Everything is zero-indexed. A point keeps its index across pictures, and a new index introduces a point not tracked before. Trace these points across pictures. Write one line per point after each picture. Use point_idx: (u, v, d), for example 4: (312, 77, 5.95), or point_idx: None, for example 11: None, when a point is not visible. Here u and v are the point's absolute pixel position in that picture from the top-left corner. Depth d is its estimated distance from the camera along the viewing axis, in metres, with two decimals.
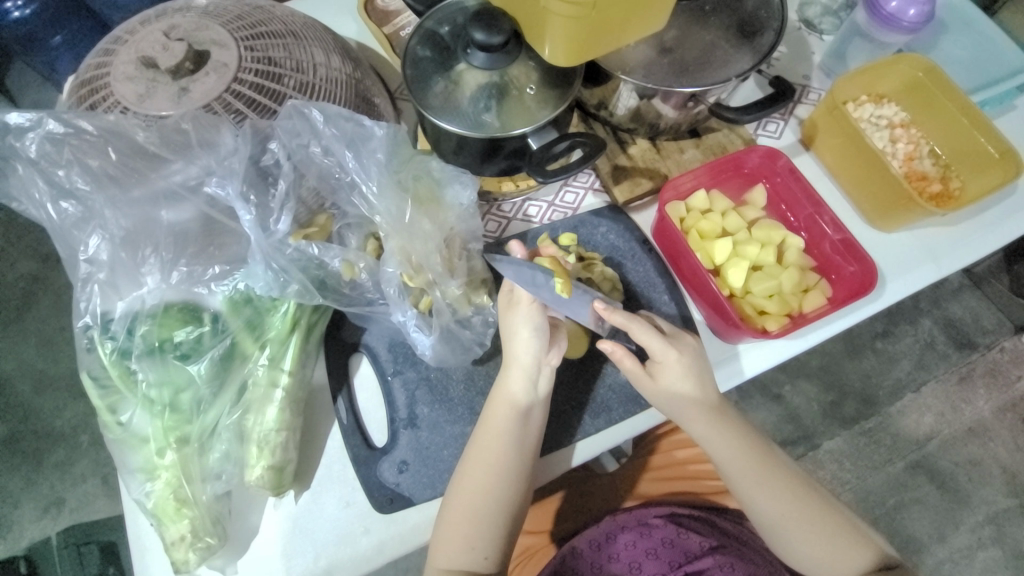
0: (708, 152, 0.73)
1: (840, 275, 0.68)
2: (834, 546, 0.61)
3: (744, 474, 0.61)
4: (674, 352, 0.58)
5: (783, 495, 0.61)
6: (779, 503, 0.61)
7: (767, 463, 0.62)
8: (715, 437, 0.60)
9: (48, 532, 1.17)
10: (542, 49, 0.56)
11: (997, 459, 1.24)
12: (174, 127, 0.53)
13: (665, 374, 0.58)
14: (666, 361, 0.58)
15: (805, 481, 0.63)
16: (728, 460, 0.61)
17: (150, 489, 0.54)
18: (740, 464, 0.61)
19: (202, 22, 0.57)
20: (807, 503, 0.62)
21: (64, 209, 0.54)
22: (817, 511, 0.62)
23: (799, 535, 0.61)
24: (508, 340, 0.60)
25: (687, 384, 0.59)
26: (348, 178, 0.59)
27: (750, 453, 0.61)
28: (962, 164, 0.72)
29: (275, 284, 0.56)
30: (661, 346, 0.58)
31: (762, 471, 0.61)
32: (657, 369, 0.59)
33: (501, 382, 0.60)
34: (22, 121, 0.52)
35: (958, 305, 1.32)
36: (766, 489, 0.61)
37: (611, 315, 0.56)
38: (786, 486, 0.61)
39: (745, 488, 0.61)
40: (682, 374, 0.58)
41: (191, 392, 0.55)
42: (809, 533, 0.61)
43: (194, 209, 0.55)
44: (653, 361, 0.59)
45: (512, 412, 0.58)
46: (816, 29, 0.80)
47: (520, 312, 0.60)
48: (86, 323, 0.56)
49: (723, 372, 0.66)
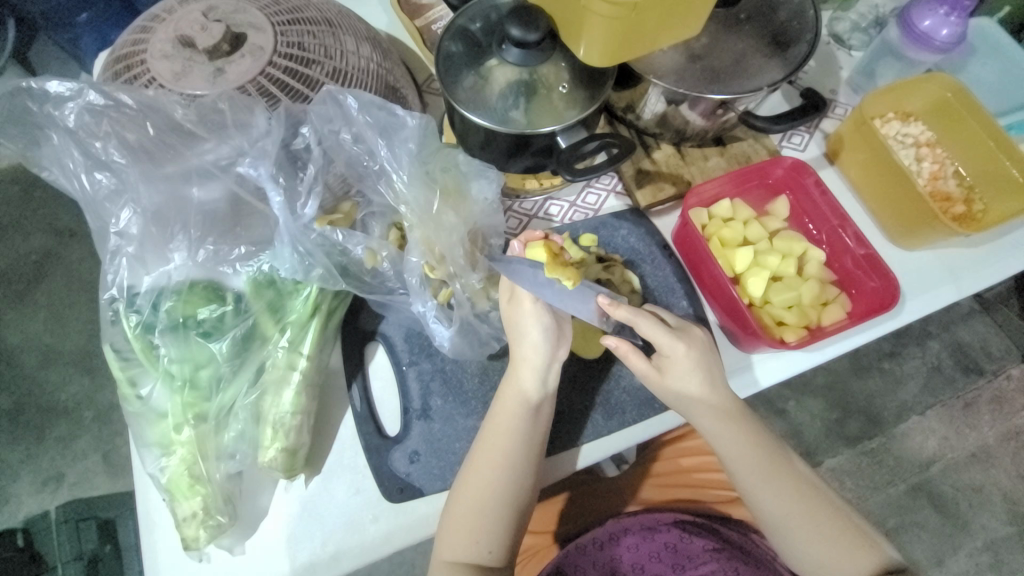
0: (733, 161, 0.73)
1: (861, 290, 0.68)
2: (840, 547, 0.60)
3: (751, 469, 0.60)
4: (682, 345, 0.57)
5: (789, 492, 0.60)
6: (779, 499, 0.60)
7: (773, 458, 0.61)
8: (724, 432, 0.59)
9: (46, 506, 1.17)
10: (577, 48, 0.56)
11: (999, 486, 1.23)
12: (211, 107, 0.53)
13: (675, 370, 0.58)
14: (675, 356, 0.57)
15: (811, 480, 0.63)
16: (736, 455, 0.60)
17: (165, 464, 0.55)
18: (747, 459, 0.60)
19: (242, 4, 0.57)
20: (813, 502, 0.61)
21: (97, 180, 0.55)
22: (822, 510, 0.61)
23: (805, 534, 0.60)
24: (517, 337, 0.59)
25: (698, 375, 0.58)
26: (376, 167, 0.60)
27: (757, 447, 0.60)
28: (986, 186, 0.72)
29: (300, 268, 0.56)
30: (668, 340, 0.57)
31: (769, 467, 0.60)
32: (665, 362, 0.58)
33: (508, 377, 0.60)
34: (62, 90, 0.52)
35: (967, 329, 1.32)
36: (772, 485, 0.60)
37: (616, 310, 0.56)
38: (789, 483, 0.61)
39: (746, 480, 0.60)
40: (692, 366, 0.58)
41: (210, 369, 0.55)
42: (815, 532, 0.60)
43: (224, 188, 0.56)
44: (661, 355, 0.58)
45: (522, 409, 0.58)
46: (845, 45, 0.80)
47: (522, 308, 0.59)
48: (112, 295, 0.56)
49: (741, 380, 0.66)
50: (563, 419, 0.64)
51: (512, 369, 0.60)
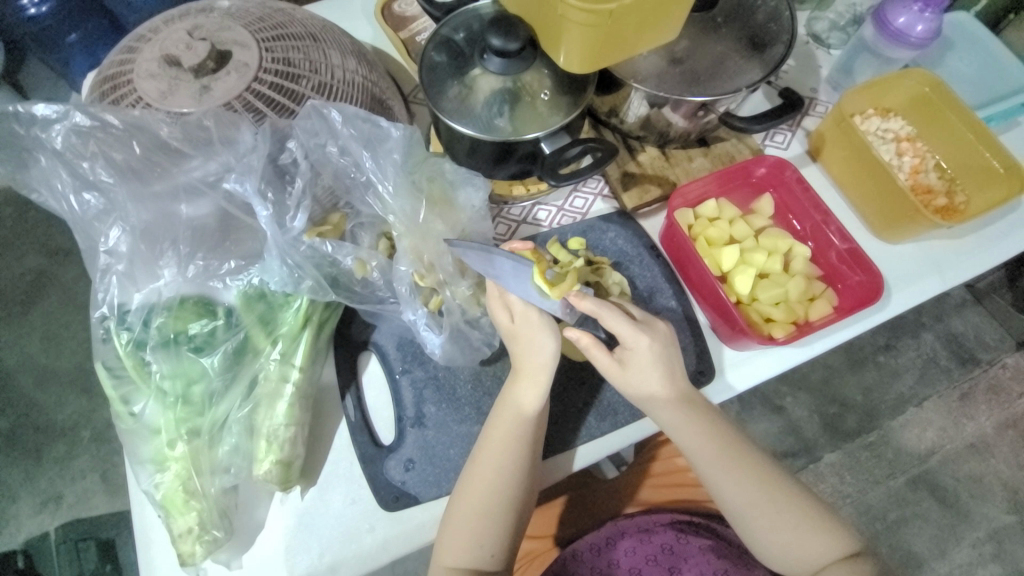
0: (717, 160, 0.74)
1: (846, 284, 0.69)
2: (806, 536, 0.59)
3: (713, 464, 0.60)
4: (645, 338, 0.57)
5: (754, 484, 0.60)
6: (746, 491, 0.60)
7: (736, 452, 0.61)
8: (684, 429, 0.59)
9: (46, 527, 1.16)
10: (557, 55, 0.57)
11: (998, 475, 1.24)
12: (197, 124, 0.54)
13: (636, 362, 0.57)
14: (637, 348, 0.57)
15: (777, 469, 0.62)
16: (699, 451, 0.60)
17: (159, 480, 0.55)
18: (709, 453, 0.60)
19: (226, 23, 0.58)
20: (778, 493, 0.60)
21: (86, 200, 0.55)
22: (788, 500, 0.60)
23: (770, 526, 0.59)
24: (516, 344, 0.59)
25: (659, 371, 0.58)
26: (363, 178, 0.60)
27: (720, 441, 0.60)
28: (966, 178, 0.73)
29: (289, 280, 0.57)
30: (631, 332, 0.56)
31: (732, 460, 0.60)
32: (626, 355, 0.58)
33: (508, 390, 0.59)
34: (49, 113, 0.53)
35: (960, 319, 1.33)
36: (736, 478, 0.60)
37: (580, 301, 0.55)
38: (754, 476, 0.60)
39: (711, 474, 0.60)
40: (653, 361, 0.58)
41: (203, 384, 0.56)
42: (780, 523, 0.59)
43: (212, 205, 0.56)
44: (624, 347, 0.58)
45: (525, 419, 0.57)
46: (824, 44, 0.81)
47: (528, 322, 0.58)
48: (102, 313, 0.56)
49: (717, 386, 0.66)
50: (558, 422, 0.64)
51: (514, 379, 0.59)
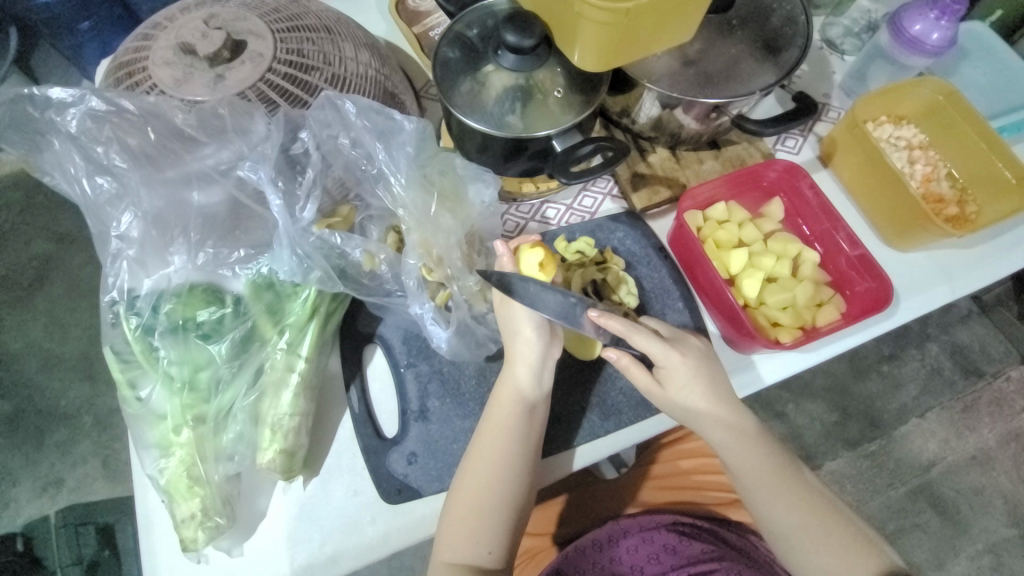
0: (727, 164, 0.74)
1: (855, 291, 0.68)
2: (852, 562, 0.59)
3: (760, 484, 0.60)
4: (676, 355, 0.58)
5: (801, 505, 0.60)
6: (792, 512, 0.60)
7: (783, 470, 0.61)
8: (733, 445, 0.60)
9: (46, 511, 1.17)
10: (572, 53, 0.57)
11: (1000, 488, 1.23)
12: (212, 112, 0.54)
13: (674, 381, 0.58)
14: (671, 367, 0.58)
15: (821, 493, 0.62)
16: (746, 469, 0.60)
17: (164, 465, 0.55)
18: (757, 472, 0.60)
19: (241, 13, 0.58)
20: (823, 515, 0.60)
21: (99, 185, 0.55)
22: (833, 523, 0.60)
23: (816, 549, 0.59)
24: (511, 336, 0.59)
25: (708, 388, 0.59)
26: (374, 170, 0.60)
27: (770, 459, 0.61)
28: (978, 187, 0.72)
29: (298, 270, 0.57)
30: (662, 350, 0.58)
31: (778, 480, 0.60)
32: (664, 375, 0.59)
33: (505, 377, 0.60)
34: (64, 96, 0.54)
35: (966, 331, 1.32)
36: (781, 497, 0.60)
37: (609, 322, 0.56)
38: (800, 495, 0.61)
39: (757, 492, 0.60)
40: (695, 377, 0.58)
41: (210, 371, 0.56)
42: (826, 547, 0.59)
43: (223, 192, 0.57)
44: (659, 367, 0.59)
45: (519, 408, 0.58)
46: (838, 49, 0.81)
47: (516, 307, 0.58)
48: (112, 297, 0.56)
49: (742, 379, 0.66)
50: (560, 421, 0.64)
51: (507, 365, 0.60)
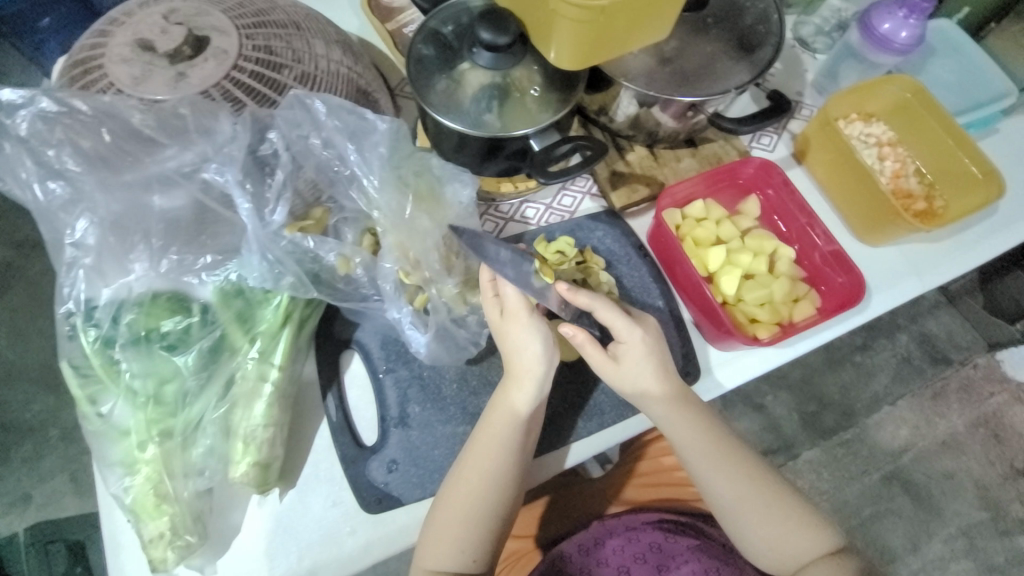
0: (704, 161, 0.74)
1: (829, 287, 0.69)
2: (788, 534, 0.60)
3: (706, 459, 0.60)
4: (640, 331, 0.58)
5: (743, 482, 0.60)
6: (734, 488, 0.60)
7: (726, 446, 0.61)
8: (675, 422, 0.59)
9: (13, 529, 1.12)
10: (548, 51, 0.56)
11: (969, 472, 1.28)
12: (172, 112, 0.52)
13: (629, 357, 0.58)
14: (632, 343, 0.58)
15: (765, 466, 0.63)
16: (691, 446, 0.60)
17: (129, 484, 0.52)
18: (698, 447, 0.60)
19: (203, 7, 0.56)
20: (765, 491, 0.61)
21: (51, 190, 0.52)
22: (774, 495, 0.61)
23: (756, 521, 0.60)
24: (514, 351, 0.57)
25: (653, 365, 0.58)
26: (347, 172, 0.59)
27: (711, 435, 0.61)
28: (945, 183, 0.74)
29: (269, 276, 0.55)
30: (626, 325, 0.57)
31: (724, 455, 0.61)
32: (621, 350, 0.58)
33: (502, 392, 0.58)
34: (15, 97, 0.50)
35: (934, 321, 1.36)
36: (726, 472, 0.60)
37: (575, 296, 0.55)
38: (742, 471, 0.61)
39: (701, 469, 0.61)
40: (645, 353, 0.58)
41: (176, 384, 0.53)
42: (766, 519, 0.60)
43: (187, 196, 0.54)
44: (618, 343, 0.58)
45: (512, 425, 0.56)
46: (810, 48, 0.82)
47: (522, 324, 0.56)
48: (68, 308, 0.53)
49: (706, 384, 0.67)
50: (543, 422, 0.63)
51: (506, 381, 0.58)
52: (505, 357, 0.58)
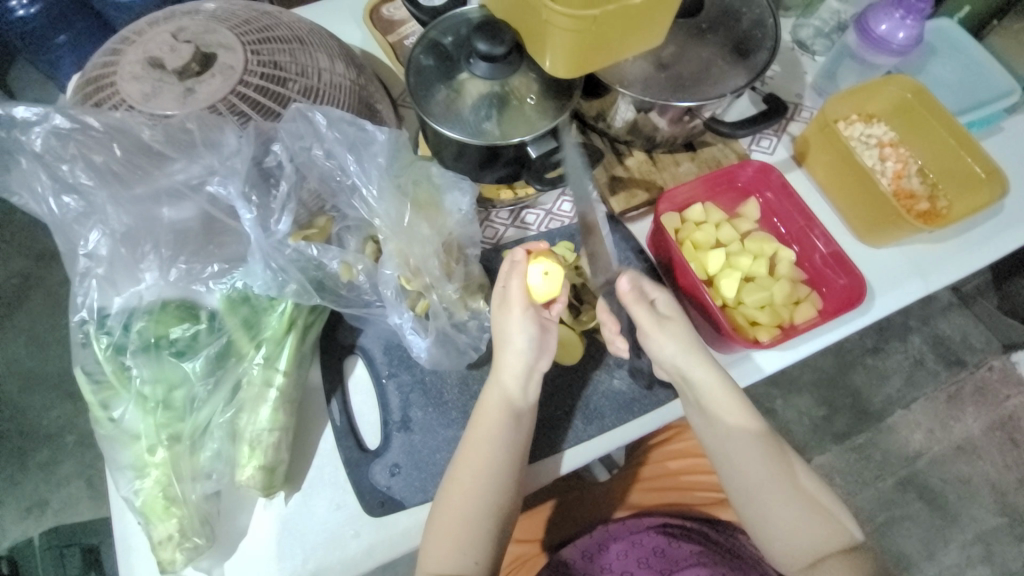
0: (703, 165, 0.75)
1: (831, 288, 0.69)
2: (805, 523, 0.58)
3: (732, 430, 0.60)
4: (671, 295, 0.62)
5: (766, 462, 0.59)
6: (756, 465, 0.59)
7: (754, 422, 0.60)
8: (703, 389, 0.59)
9: (31, 533, 1.14)
10: (543, 61, 0.57)
11: (986, 476, 1.25)
12: (179, 126, 0.54)
13: (667, 318, 0.60)
14: (668, 304, 0.61)
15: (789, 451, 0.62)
16: (718, 416, 0.60)
17: (139, 487, 0.54)
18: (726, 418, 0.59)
19: (210, 26, 0.58)
20: (786, 475, 0.59)
21: (65, 203, 0.55)
22: (795, 481, 0.60)
23: (779, 502, 0.59)
24: (501, 346, 0.58)
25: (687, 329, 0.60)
26: (349, 182, 0.60)
27: (742, 408, 0.60)
28: (948, 183, 0.74)
29: (273, 284, 0.56)
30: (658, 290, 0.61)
31: (750, 430, 0.60)
32: (663, 310, 0.61)
33: (491, 384, 0.59)
34: (29, 115, 0.52)
35: (947, 322, 1.34)
36: (749, 447, 0.59)
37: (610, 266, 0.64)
38: (767, 450, 0.60)
39: (725, 441, 0.60)
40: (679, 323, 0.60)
41: (184, 389, 0.55)
42: (784, 504, 0.59)
43: (195, 208, 0.56)
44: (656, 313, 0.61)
45: (505, 422, 0.57)
46: (809, 50, 0.82)
47: (512, 316, 0.57)
48: (81, 317, 0.55)
49: (740, 371, 0.67)
50: (543, 426, 0.64)
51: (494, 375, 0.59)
52: (495, 351, 0.59)
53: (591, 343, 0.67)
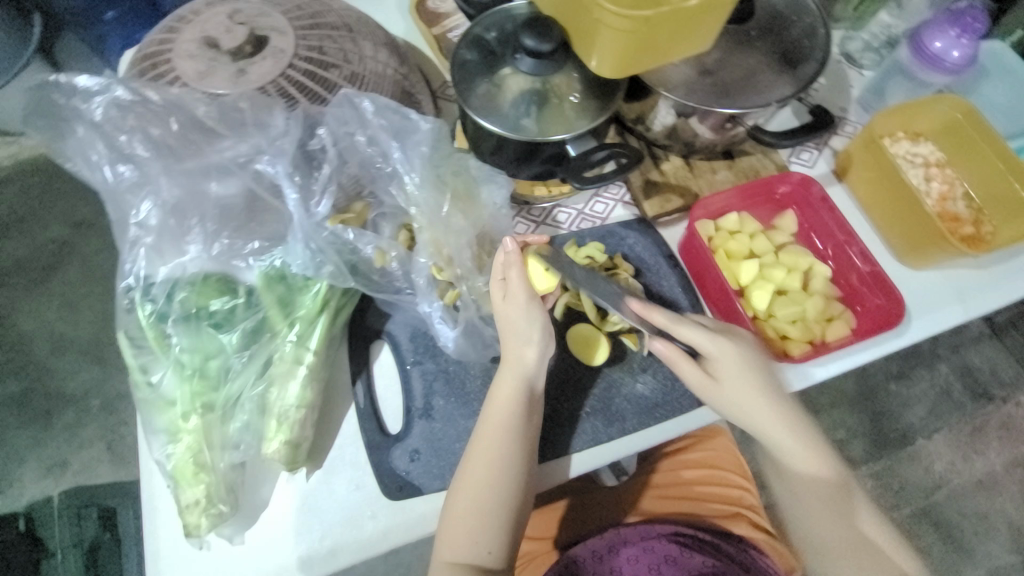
0: (740, 174, 0.74)
1: (866, 307, 0.68)
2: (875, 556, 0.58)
3: (801, 465, 0.60)
4: (726, 342, 0.59)
5: (829, 493, 0.60)
6: (819, 497, 0.60)
7: (821, 456, 0.60)
8: (773, 426, 0.59)
9: (51, 492, 1.18)
10: (589, 60, 0.58)
11: (1006, 515, 1.21)
12: (232, 106, 0.56)
13: (723, 369, 0.58)
14: (722, 354, 0.58)
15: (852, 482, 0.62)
16: (788, 452, 0.60)
17: (171, 451, 0.56)
18: (795, 453, 0.60)
19: (265, 9, 0.59)
20: (849, 507, 0.60)
21: (120, 172, 0.56)
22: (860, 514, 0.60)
23: (846, 538, 0.59)
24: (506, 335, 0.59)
25: (751, 373, 0.59)
26: (389, 169, 0.61)
27: (808, 444, 0.60)
28: (995, 208, 0.71)
29: (311, 264, 0.57)
30: (708, 339, 0.59)
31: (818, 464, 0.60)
32: (713, 363, 0.59)
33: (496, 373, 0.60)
34: (90, 85, 0.55)
35: (977, 353, 1.30)
36: (816, 480, 0.60)
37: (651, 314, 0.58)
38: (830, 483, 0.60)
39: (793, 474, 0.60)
40: (741, 366, 0.58)
41: (220, 359, 0.57)
42: (852, 538, 0.59)
43: (240, 184, 0.57)
44: (708, 359, 0.59)
45: (512, 410, 0.58)
46: (856, 64, 0.80)
47: (516, 305, 0.58)
48: (128, 284, 0.57)
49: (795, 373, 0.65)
50: (561, 423, 0.64)
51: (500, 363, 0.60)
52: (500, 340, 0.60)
53: (616, 345, 0.67)
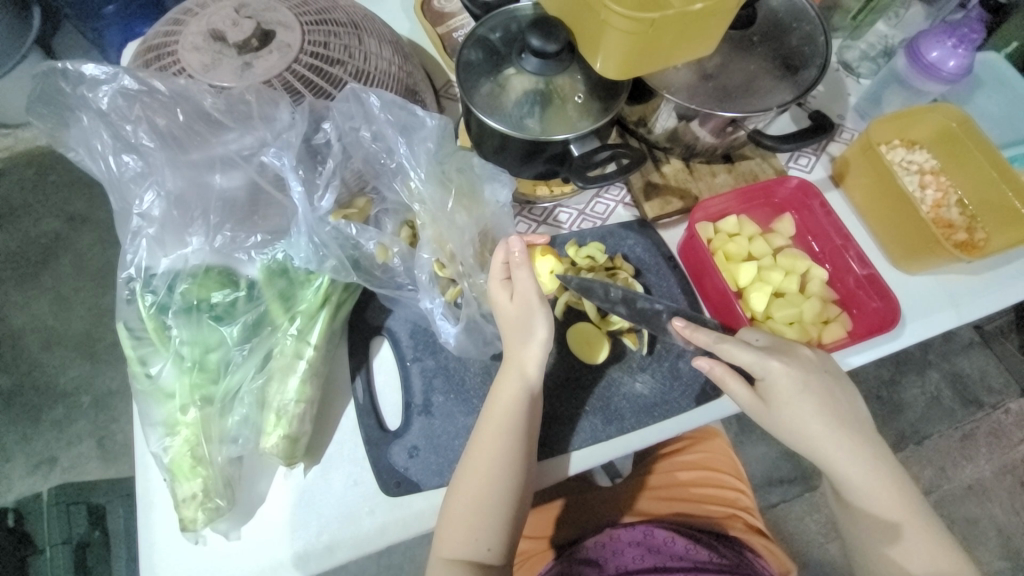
0: (740, 178, 0.75)
1: (862, 310, 0.69)
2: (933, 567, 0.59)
3: (856, 485, 0.60)
4: (776, 363, 0.58)
5: (882, 512, 0.59)
6: (872, 514, 0.60)
7: (879, 475, 0.59)
8: (826, 450, 0.59)
9: (38, 488, 1.17)
10: (594, 61, 0.58)
11: (994, 520, 1.22)
12: (239, 98, 0.55)
13: (775, 391, 0.59)
14: (772, 376, 0.58)
15: (913, 495, 0.60)
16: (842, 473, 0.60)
17: (168, 444, 0.55)
18: (849, 475, 0.59)
19: (271, 4, 0.59)
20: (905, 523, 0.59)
21: (124, 162, 0.56)
22: (919, 530, 0.59)
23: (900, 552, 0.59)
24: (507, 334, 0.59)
25: (804, 397, 0.58)
26: (393, 164, 0.61)
27: (864, 464, 0.59)
28: (988, 216, 0.73)
29: (314, 257, 0.57)
30: (757, 359, 0.58)
31: (874, 483, 0.59)
32: (766, 387, 0.59)
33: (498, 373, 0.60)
34: (98, 73, 0.55)
35: (967, 360, 1.32)
36: (869, 499, 0.60)
37: (691, 333, 0.61)
38: (886, 501, 0.59)
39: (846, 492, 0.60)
40: (795, 389, 0.58)
41: (220, 352, 0.57)
42: (905, 550, 0.59)
43: (244, 177, 0.58)
44: (760, 380, 0.59)
45: (513, 412, 0.57)
46: (854, 72, 0.82)
47: (515, 303, 0.58)
48: (129, 275, 0.57)
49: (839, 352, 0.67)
50: (560, 421, 0.64)
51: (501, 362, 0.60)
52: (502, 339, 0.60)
53: (615, 344, 0.68)
